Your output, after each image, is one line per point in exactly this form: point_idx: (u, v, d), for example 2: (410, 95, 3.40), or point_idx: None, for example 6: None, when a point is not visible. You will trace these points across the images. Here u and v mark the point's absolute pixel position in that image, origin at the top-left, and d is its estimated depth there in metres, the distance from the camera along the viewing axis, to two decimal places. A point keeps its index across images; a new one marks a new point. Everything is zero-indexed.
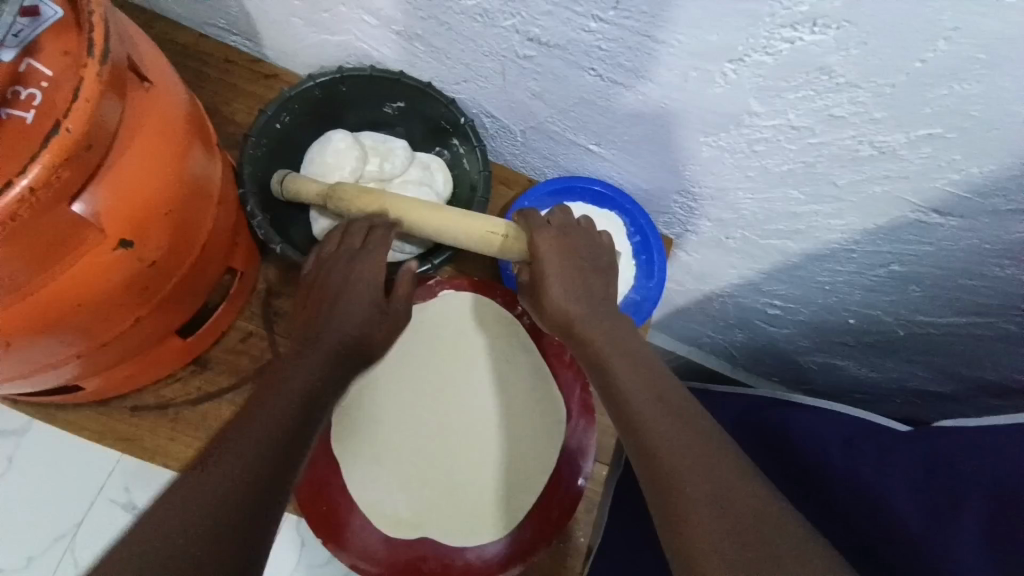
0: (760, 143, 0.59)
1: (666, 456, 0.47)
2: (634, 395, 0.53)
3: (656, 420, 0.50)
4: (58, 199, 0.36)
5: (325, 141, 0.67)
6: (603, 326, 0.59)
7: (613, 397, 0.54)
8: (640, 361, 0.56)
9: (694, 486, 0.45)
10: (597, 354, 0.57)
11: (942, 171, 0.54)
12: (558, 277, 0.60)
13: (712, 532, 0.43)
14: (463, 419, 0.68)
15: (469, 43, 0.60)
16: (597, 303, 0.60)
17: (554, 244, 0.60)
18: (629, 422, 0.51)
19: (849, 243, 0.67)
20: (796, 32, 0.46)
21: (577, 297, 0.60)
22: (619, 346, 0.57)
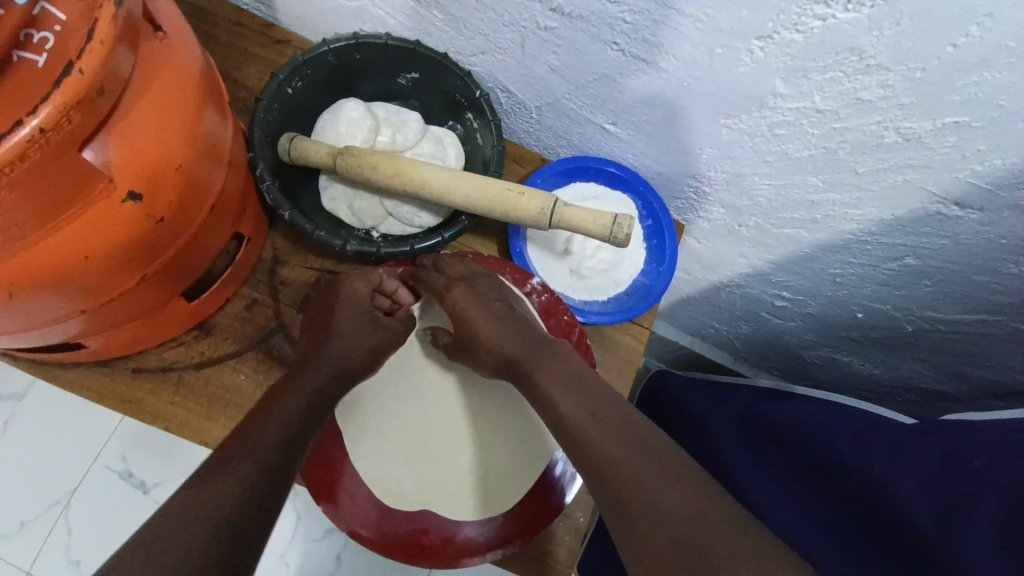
0: (782, 127, 0.58)
1: (609, 471, 0.48)
2: (587, 430, 0.51)
3: (606, 447, 0.50)
4: (68, 143, 0.35)
5: (337, 110, 0.66)
6: (542, 358, 0.58)
7: (566, 435, 0.53)
8: (581, 382, 0.55)
9: (635, 496, 0.46)
10: (541, 392, 0.56)
11: (965, 161, 0.53)
12: (477, 322, 0.61)
13: (666, 562, 0.43)
14: (455, 400, 0.68)
15: (490, 13, 0.59)
16: (532, 336, 0.60)
17: (467, 297, 0.62)
18: (584, 457, 0.50)
19: (864, 233, 0.67)
20: (829, 9, 0.45)
21: (504, 339, 0.60)
22: (562, 376, 0.56)
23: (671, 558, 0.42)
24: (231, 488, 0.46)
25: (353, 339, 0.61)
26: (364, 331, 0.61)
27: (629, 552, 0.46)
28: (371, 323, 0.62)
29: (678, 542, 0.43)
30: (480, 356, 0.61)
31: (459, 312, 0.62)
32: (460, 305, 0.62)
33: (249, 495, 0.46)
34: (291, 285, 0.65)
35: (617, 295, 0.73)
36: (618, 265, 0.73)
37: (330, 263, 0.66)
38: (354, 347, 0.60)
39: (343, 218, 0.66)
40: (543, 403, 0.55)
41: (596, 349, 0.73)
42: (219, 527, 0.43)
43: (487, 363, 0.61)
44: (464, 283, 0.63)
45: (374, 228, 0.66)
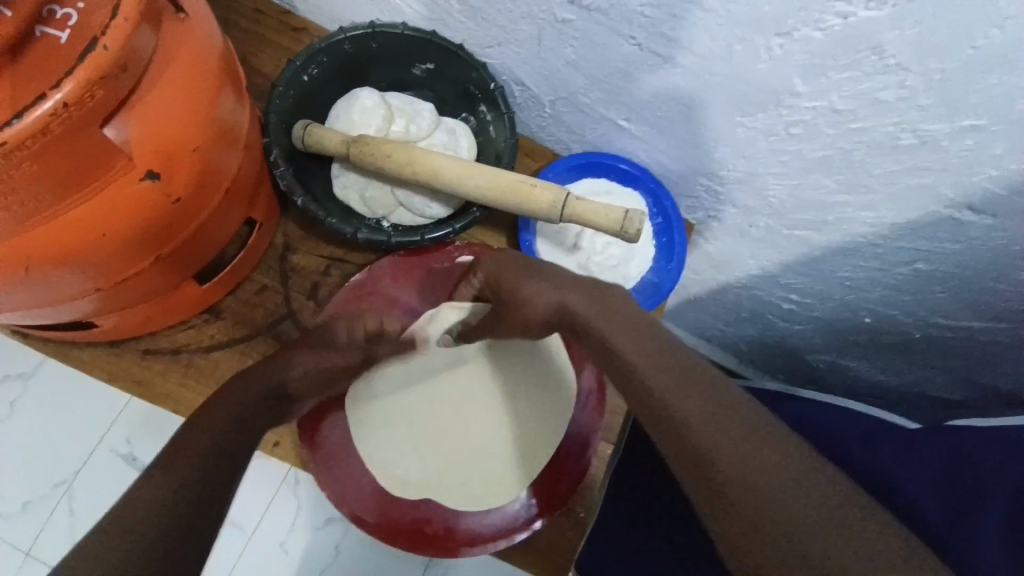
0: (797, 126, 0.57)
1: (696, 437, 0.45)
2: (666, 391, 0.47)
3: (687, 409, 0.46)
4: (90, 119, 0.35)
5: (352, 98, 0.66)
6: (598, 303, 0.54)
7: (630, 385, 0.50)
8: (642, 331, 0.52)
9: (726, 467, 0.43)
10: (607, 346, 0.52)
11: (982, 165, 0.53)
12: (518, 281, 0.57)
13: (755, 538, 0.41)
14: (477, 381, 0.67)
15: (508, 4, 0.58)
16: (583, 288, 0.56)
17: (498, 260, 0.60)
18: (662, 421, 0.47)
19: (876, 237, 0.66)
20: (850, 7, 0.45)
21: (551, 291, 0.56)
22: (622, 324, 0.52)
23: (767, 509, 0.42)
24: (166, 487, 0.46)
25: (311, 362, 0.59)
26: (323, 355, 0.59)
27: (714, 523, 0.44)
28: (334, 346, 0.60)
29: (770, 494, 0.42)
30: (530, 316, 0.57)
31: (496, 274, 0.59)
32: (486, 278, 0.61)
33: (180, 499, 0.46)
34: (302, 272, 0.65)
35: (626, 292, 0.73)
36: (627, 261, 0.73)
37: (342, 251, 0.66)
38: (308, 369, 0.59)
39: (354, 206, 0.66)
40: (602, 352, 0.53)
41: None
42: (157, 522, 0.44)
43: (537, 320, 0.57)
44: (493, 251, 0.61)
45: (385, 217, 0.66)
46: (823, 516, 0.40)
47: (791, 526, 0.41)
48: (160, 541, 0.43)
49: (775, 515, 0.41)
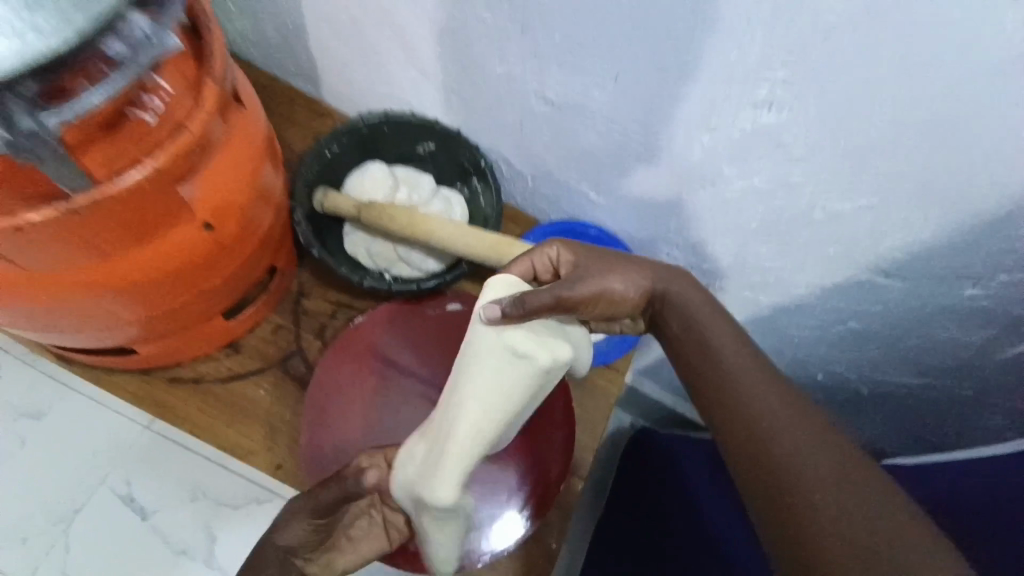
0: (732, 203, 0.69)
1: (757, 407, 0.53)
2: (736, 368, 0.56)
3: (750, 386, 0.54)
4: (169, 180, 0.46)
5: (365, 170, 0.79)
6: (687, 288, 0.61)
7: (700, 350, 0.58)
8: (722, 316, 0.60)
9: (781, 435, 0.50)
10: (694, 327, 0.59)
11: (884, 238, 0.64)
12: (607, 262, 0.60)
13: (796, 499, 0.47)
14: (518, 378, 0.53)
15: (496, 100, 0.72)
16: (661, 273, 0.61)
17: (572, 245, 0.61)
18: (727, 390, 0.55)
19: (812, 297, 0.77)
20: (757, 112, 0.58)
21: (639, 275, 0.60)
22: (711, 309, 0.60)
23: (790, 474, 0.48)
24: None
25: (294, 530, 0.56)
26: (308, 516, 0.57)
27: (756, 483, 0.50)
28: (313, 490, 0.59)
29: (800, 460, 0.48)
30: (618, 292, 0.59)
31: (575, 256, 0.60)
32: (567, 257, 0.60)
33: None
34: (312, 315, 0.74)
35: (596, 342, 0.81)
36: None
37: (348, 297, 0.76)
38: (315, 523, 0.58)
39: (360, 259, 0.76)
40: (678, 324, 0.60)
41: (575, 390, 0.80)
42: None
43: (626, 294, 0.60)
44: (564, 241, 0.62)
45: (387, 269, 0.76)
46: (850, 490, 0.46)
47: (819, 490, 0.46)
48: None
49: (807, 478, 0.47)
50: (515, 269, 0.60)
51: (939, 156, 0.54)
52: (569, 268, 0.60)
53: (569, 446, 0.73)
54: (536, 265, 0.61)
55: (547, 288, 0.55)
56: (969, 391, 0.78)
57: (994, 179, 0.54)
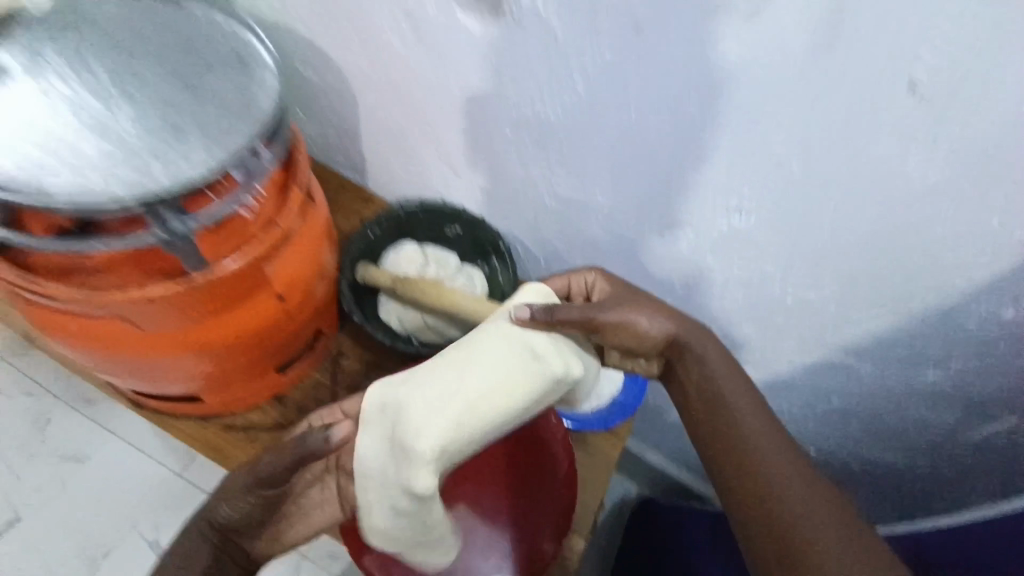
0: (717, 289, 0.79)
1: (768, 466, 0.60)
2: (748, 426, 0.62)
3: (761, 444, 0.61)
4: (257, 264, 0.58)
5: (400, 249, 0.91)
6: (706, 340, 0.68)
7: (711, 406, 0.65)
8: (736, 370, 0.67)
9: (789, 496, 0.58)
10: (707, 379, 0.66)
11: (850, 326, 0.73)
12: (637, 296, 0.70)
13: (805, 559, 0.54)
14: (529, 375, 0.59)
15: (514, 196, 0.86)
16: (688, 321, 0.69)
17: (609, 279, 0.73)
18: (738, 445, 0.62)
19: (795, 376, 0.86)
20: (732, 217, 0.68)
21: (667, 320, 0.69)
22: (724, 363, 0.67)
23: (800, 535, 0.55)
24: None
25: (231, 507, 0.61)
26: (251, 489, 0.60)
27: (766, 540, 0.57)
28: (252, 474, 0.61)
29: (808, 522, 0.56)
30: (642, 326, 0.68)
31: (608, 287, 0.72)
32: (600, 285, 0.73)
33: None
34: (346, 373, 0.84)
35: (599, 408, 0.88)
36: (603, 382, 0.87)
37: (378, 359, 0.86)
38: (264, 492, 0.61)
39: (393, 326, 0.87)
40: (695, 374, 0.67)
41: (578, 452, 0.87)
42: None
43: (651, 331, 0.68)
44: (605, 275, 0.74)
45: (414, 334, 0.87)
46: (852, 555, 0.54)
47: (826, 552, 0.54)
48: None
49: (815, 539, 0.55)
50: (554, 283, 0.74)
51: (884, 261, 0.64)
52: (598, 294, 0.73)
53: (568, 514, 0.78)
54: (573, 284, 0.74)
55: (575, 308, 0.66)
56: (945, 469, 0.84)
57: (934, 281, 0.63)
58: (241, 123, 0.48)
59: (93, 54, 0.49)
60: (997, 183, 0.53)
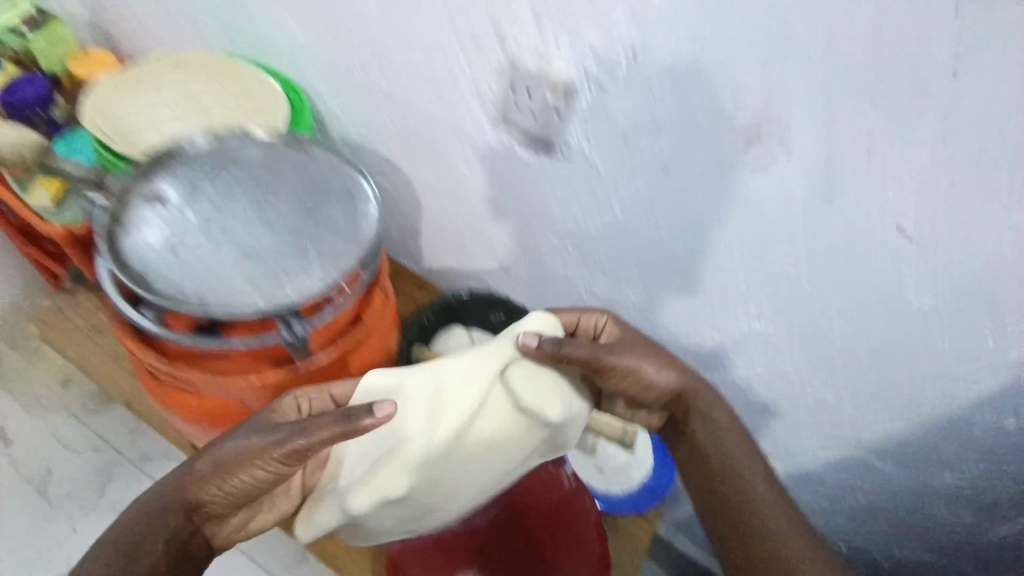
0: (742, 382, 0.86)
1: (781, 545, 0.63)
2: (760, 499, 0.66)
3: (771, 519, 0.65)
4: (342, 356, 0.68)
5: (449, 331, 0.99)
6: (709, 397, 0.70)
7: (720, 471, 0.68)
8: (742, 436, 0.69)
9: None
10: (708, 437, 0.69)
11: (868, 426, 0.79)
12: (647, 343, 0.70)
13: None
14: (510, 412, 0.68)
15: (555, 290, 0.96)
16: (692, 373, 0.71)
17: (620, 321, 0.72)
18: (749, 517, 0.65)
19: (820, 469, 0.90)
20: (753, 321, 0.76)
21: (672, 369, 0.69)
22: (732, 424, 0.69)
23: None
24: (136, 526, 0.60)
25: (218, 489, 0.61)
26: (249, 473, 0.60)
27: None
28: (260, 457, 0.59)
29: None
30: (648, 377, 0.68)
31: (618, 331, 0.71)
32: (610, 329, 0.71)
33: (133, 537, 0.59)
34: None
35: (630, 492, 0.93)
36: (630, 468, 0.93)
37: None
38: (264, 477, 0.61)
39: None
40: (699, 430, 0.69)
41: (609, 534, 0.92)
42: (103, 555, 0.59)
43: (656, 385, 0.69)
44: (614, 316, 0.72)
45: None
46: None
47: None
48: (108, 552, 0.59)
49: None
50: (562, 318, 0.71)
51: (891, 371, 0.71)
52: (607, 337, 0.71)
53: None
54: (580, 322, 0.72)
55: (584, 350, 0.66)
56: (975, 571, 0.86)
57: (940, 392, 0.69)
58: (350, 248, 0.61)
59: (235, 185, 0.63)
60: (996, 319, 0.60)
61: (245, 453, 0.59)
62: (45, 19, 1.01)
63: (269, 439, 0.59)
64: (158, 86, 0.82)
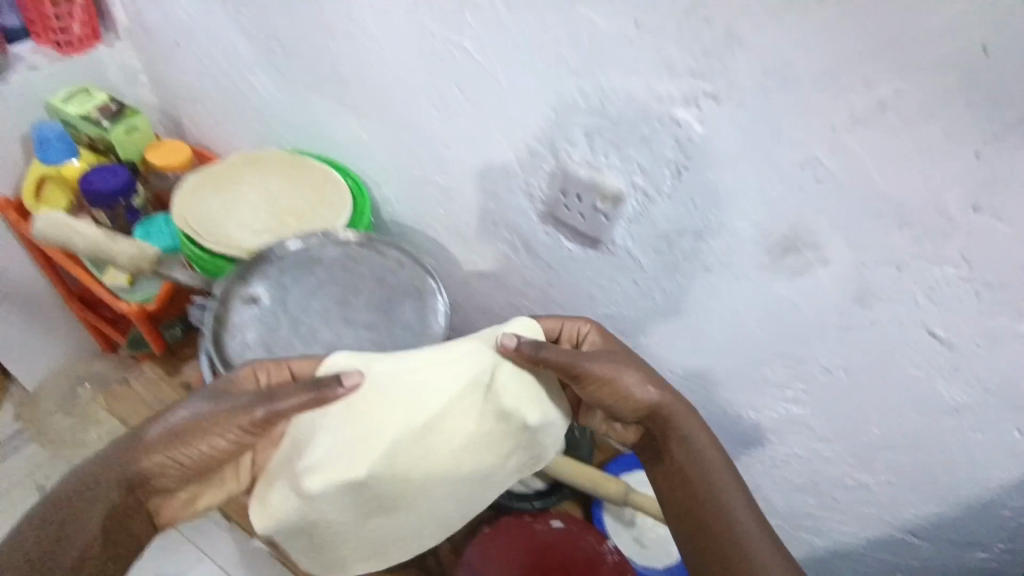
0: (778, 459, 0.89)
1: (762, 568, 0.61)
2: (744, 523, 0.65)
3: (754, 543, 0.63)
4: None
5: None
6: (690, 417, 0.70)
7: (697, 493, 0.67)
8: (725, 463, 0.69)
9: None
10: (685, 454, 0.69)
11: (904, 508, 0.82)
12: (627, 355, 0.71)
13: None
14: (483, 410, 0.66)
15: None
16: (673, 390, 0.72)
17: (602, 332, 0.75)
18: (730, 541, 0.64)
19: (858, 546, 0.92)
20: (789, 404, 0.81)
21: (650, 383, 0.69)
22: (715, 446, 0.69)
23: None
24: (66, 499, 0.57)
25: (171, 459, 0.60)
26: (208, 443, 0.60)
27: None
28: (223, 426, 0.60)
29: None
30: (630, 392, 0.69)
31: (600, 339, 0.74)
32: (594, 338, 0.74)
33: (64, 512, 0.57)
34: None
35: (670, 564, 0.95)
36: (669, 540, 0.96)
37: None
38: (222, 447, 0.61)
39: None
40: (678, 448, 0.69)
41: None
42: (31, 533, 0.56)
43: (634, 400, 0.69)
44: (597, 326, 0.76)
45: None
46: None
47: None
48: (37, 529, 0.56)
49: None
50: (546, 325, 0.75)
51: (928, 458, 0.74)
52: (590, 346, 0.74)
53: None
54: (566, 331, 0.75)
55: (563, 354, 0.66)
56: None
57: (973, 478, 0.73)
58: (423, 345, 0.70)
59: (316, 287, 0.74)
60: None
61: (207, 421, 0.60)
62: (122, 109, 1.06)
63: (233, 408, 0.61)
64: (237, 185, 0.91)
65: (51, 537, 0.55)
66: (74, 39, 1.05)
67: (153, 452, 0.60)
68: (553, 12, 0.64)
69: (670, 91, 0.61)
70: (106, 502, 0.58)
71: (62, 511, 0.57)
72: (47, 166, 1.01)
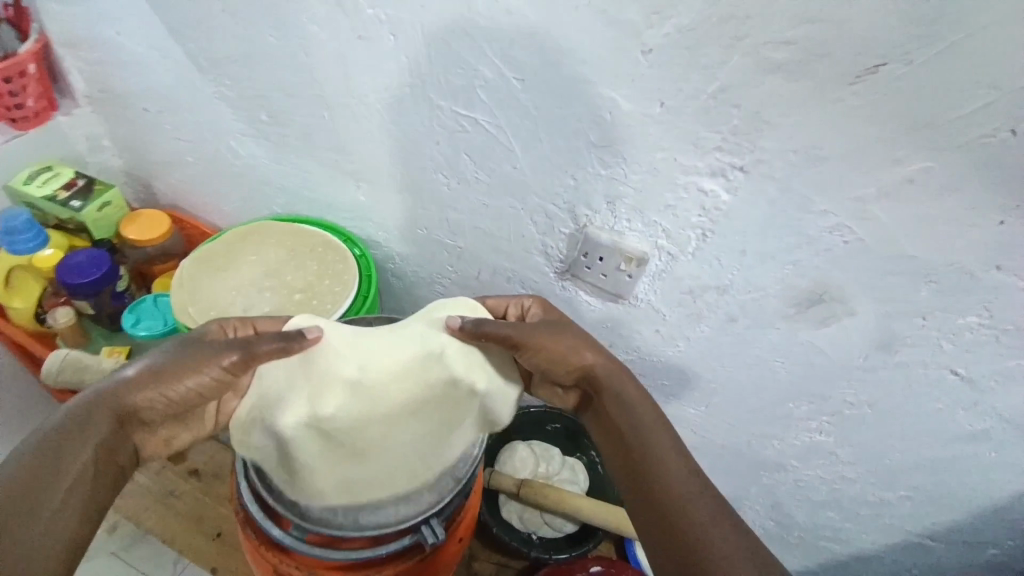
0: (801, 481, 0.92)
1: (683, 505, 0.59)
2: (671, 467, 0.62)
3: (678, 484, 0.61)
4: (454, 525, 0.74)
5: (513, 450, 1.05)
6: (622, 378, 0.68)
7: (625, 438, 0.65)
8: (658, 417, 0.66)
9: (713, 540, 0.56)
10: (610, 405, 0.67)
11: (922, 517, 0.86)
12: (565, 320, 0.71)
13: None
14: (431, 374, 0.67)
15: None
16: (610, 354, 0.70)
17: (539, 300, 0.74)
18: (649, 480, 0.62)
19: (878, 551, 0.97)
20: (812, 433, 0.83)
21: (579, 346, 0.68)
22: (647, 400, 0.67)
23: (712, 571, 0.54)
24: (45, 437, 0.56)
25: (155, 396, 0.60)
26: (195, 376, 0.60)
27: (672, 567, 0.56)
28: (206, 361, 0.61)
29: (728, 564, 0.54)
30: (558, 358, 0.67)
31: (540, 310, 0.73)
32: (534, 310, 0.73)
33: (45, 447, 0.55)
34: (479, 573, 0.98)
35: None
36: None
37: (505, 557, 1.00)
38: (205, 387, 0.61)
39: (516, 525, 0.99)
40: (610, 401, 0.67)
41: None
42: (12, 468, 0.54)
43: (565, 365, 0.67)
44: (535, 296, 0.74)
45: (534, 531, 0.98)
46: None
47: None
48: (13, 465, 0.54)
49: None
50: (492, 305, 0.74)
51: (946, 476, 0.78)
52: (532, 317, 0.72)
53: None
54: (508, 309, 0.74)
55: (502, 326, 0.67)
56: None
57: (988, 490, 0.77)
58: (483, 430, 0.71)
59: None
60: None
61: (187, 359, 0.61)
62: (91, 185, 1.00)
63: (212, 349, 0.62)
64: (242, 265, 0.89)
65: (29, 470, 0.53)
66: (30, 113, 0.97)
67: (137, 387, 0.59)
68: (570, 91, 0.63)
69: (694, 163, 0.62)
70: (93, 436, 0.56)
71: (42, 443, 0.55)
72: (15, 257, 0.94)
